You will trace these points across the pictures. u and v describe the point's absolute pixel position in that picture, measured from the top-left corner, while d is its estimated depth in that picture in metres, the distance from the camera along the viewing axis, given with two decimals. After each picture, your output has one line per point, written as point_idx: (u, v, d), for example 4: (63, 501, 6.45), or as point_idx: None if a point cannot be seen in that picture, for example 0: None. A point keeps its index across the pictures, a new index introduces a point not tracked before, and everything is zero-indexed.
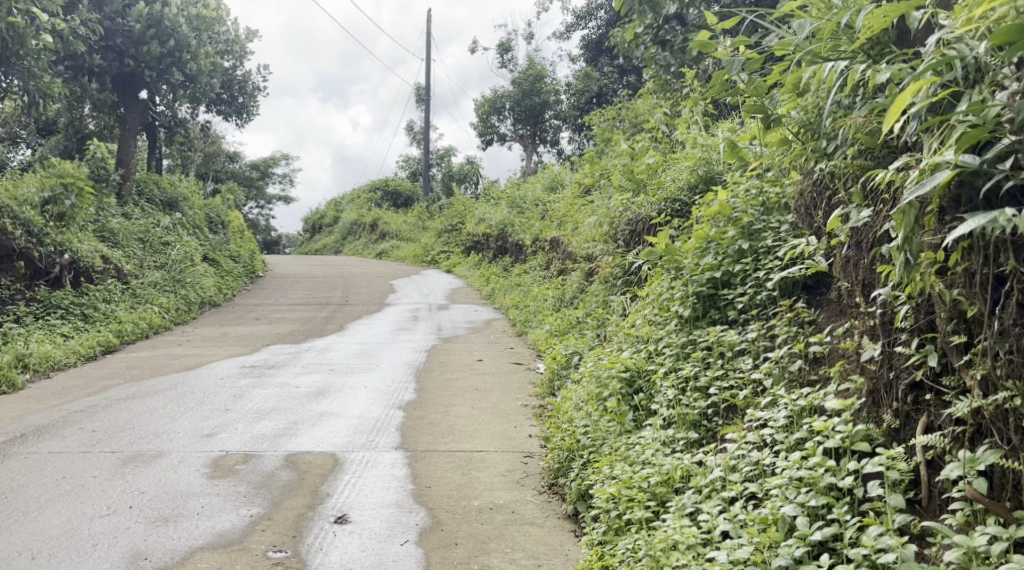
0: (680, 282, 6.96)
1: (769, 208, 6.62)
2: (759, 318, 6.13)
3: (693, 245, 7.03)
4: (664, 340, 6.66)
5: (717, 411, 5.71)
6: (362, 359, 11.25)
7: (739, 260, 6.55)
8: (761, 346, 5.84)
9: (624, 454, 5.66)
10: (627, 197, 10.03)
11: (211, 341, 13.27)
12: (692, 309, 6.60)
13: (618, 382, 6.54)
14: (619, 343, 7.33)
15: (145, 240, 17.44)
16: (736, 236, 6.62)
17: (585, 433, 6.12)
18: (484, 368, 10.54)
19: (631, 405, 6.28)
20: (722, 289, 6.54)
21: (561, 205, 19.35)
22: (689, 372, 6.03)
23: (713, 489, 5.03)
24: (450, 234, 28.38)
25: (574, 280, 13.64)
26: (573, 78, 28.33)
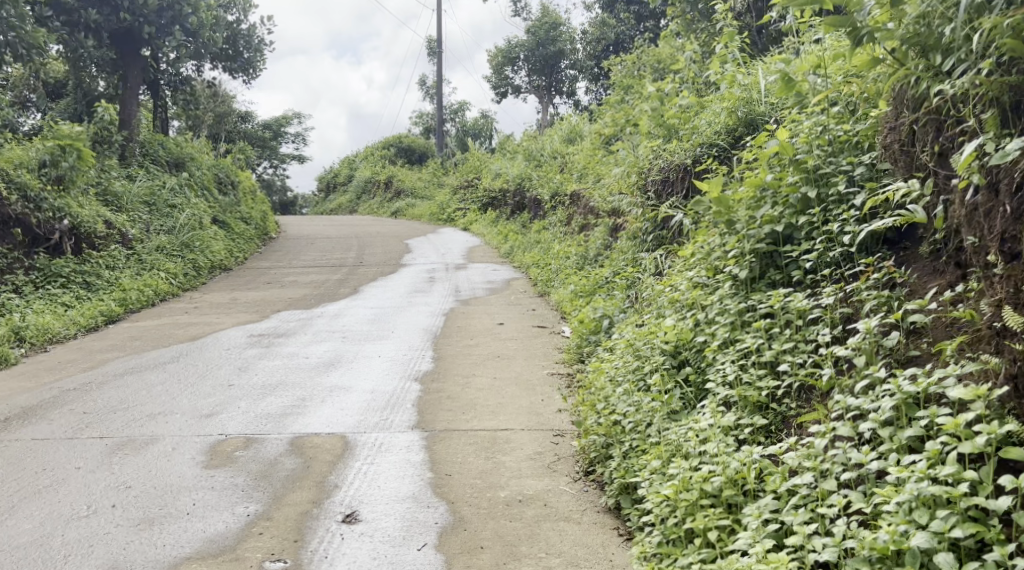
0: (732, 239, 6.28)
1: (838, 148, 5.94)
2: (832, 279, 5.48)
3: (745, 195, 6.33)
4: (712, 306, 6.00)
5: (791, 394, 5.05)
6: (376, 324, 10.62)
7: (803, 212, 5.91)
8: (839, 313, 5.16)
9: (671, 440, 5.00)
10: (657, 144, 9.31)
11: (220, 308, 12.67)
12: (750, 269, 5.94)
13: (661, 354, 5.89)
14: (658, 310, 6.66)
15: (151, 203, 16.81)
16: (798, 185, 5.96)
17: (627, 414, 5.48)
18: (505, 332, 9.88)
19: (676, 382, 5.62)
20: (783, 246, 5.87)
21: (581, 156, 18.58)
22: (751, 344, 5.36)
23: (803, 497, 4.36)
24: (466, 190, 27.64)
25: (598, 236, 12.93)
26: (589, 25, 27.37)
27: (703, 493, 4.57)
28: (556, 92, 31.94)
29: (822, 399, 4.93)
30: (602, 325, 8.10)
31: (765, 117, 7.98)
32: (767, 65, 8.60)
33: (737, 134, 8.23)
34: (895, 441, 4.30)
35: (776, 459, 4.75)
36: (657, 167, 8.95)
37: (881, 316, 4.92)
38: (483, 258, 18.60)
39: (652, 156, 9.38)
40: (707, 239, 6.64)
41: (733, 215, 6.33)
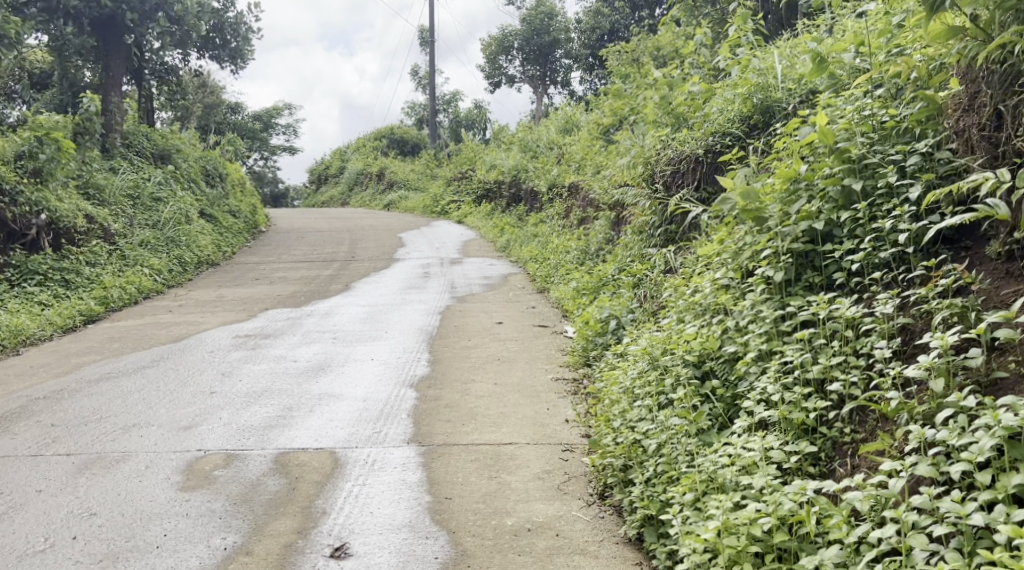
0: (761, 237, 5.84)
1: (884, 135, 5.56)
2: (880, 284, 5.04)
3: (775, 189, 5.91)
4: (739, 312, 5.56)
5: (844, 419, 4.61)
6: (369, 324, 10.15)
7: (846, 207, 5.48)
8: (893, 325, 4.73)
9: (702, 467, 4.58)
10: (665, 134, 8.85)
11: (205, 306, 12.18)
12: (787, 270, 5.45)
13: (681, 365, 5.47)
14: (675, 314, 6.22)
15: (135, 196, 16.31)
16: (841, 176, 5.53)
17: (650, 435, 5.05)
18: (503, 332, 9.41)
19: (700, 398, 5.20)
20: (823, 245, 5.43)
21: (578, 147, 18.09)
22: (796, 358, 4.88)
23: (879, 549, 3.95)
24: (460, 182, 27.14)
25: (600, 230, 12.46)
26: (583, 14, 26.88)
27: (751, 538, 4.16)
28: (551, 82, 31.42)
29: (888, 427, 4.46)
30: (609, 326, 7.64)
31: (783, 104, 7.52)
32: (782, 50, 8.14)
33: (751, 122, 7.78)
34: (997, 488, 3.87)
35: (836, 496, 4.37)
36: (665, 158, 8.49)
37: (958, 331, 4.48)
38: (478, 252, 18.11)
39: (660, 146, 8.92)
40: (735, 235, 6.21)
41: (763, 211, 5.86)
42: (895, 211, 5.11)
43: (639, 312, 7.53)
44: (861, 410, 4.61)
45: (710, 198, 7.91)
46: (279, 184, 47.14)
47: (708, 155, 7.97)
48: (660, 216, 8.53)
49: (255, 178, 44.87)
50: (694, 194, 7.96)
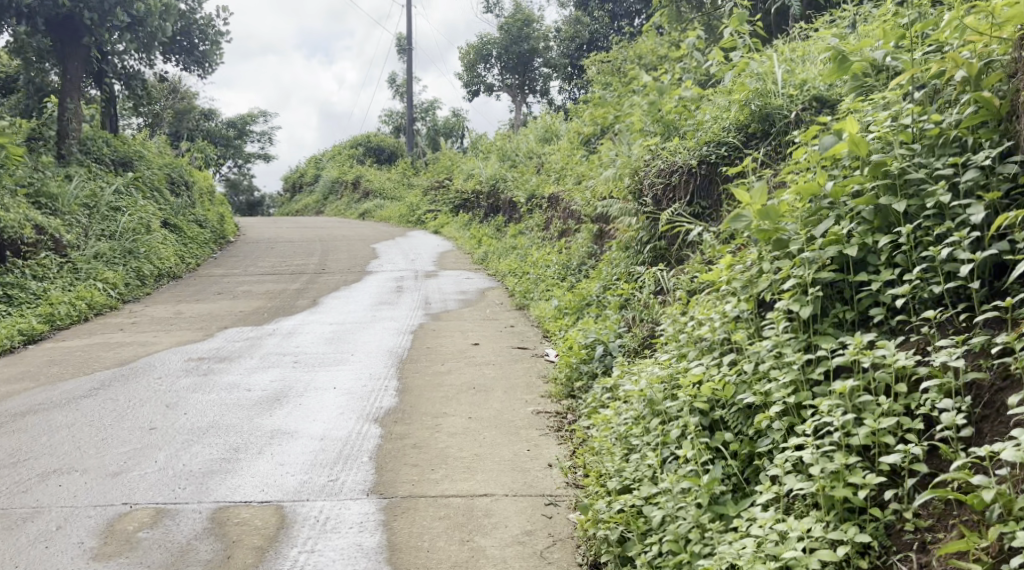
0: (781, 261, 5.28)
1: (927, 145, 4.99)
2: (935, 324, 4.53)
3: (796, 206, 5.36)
4: (757, 352, 4.97)
5: (902, 499, 4.14)
6: (335, 345, 9.42)
7: (881, 229, 4.94)
8: (958, 381, 4.26)
9: (724, 555, 4.09)
10: (655, 143, 8.19)
11: (160, 324, 11.49)
12: (815, 305, 4.88)
13: (689, 413, 4.96)
14: (677, 351, 5.62)
15: (90, 206, 15.80)
16: (877, 195, 4.99)
17: (660, 507, 4.51)
18: (479, 355, 8.71)
19: (717, 463, 4.68)
20: (856, 275, 4.90)
21: (558, 157, 17.47)
22: (839, 421, 4.29)
23: None
24: (436, 191, 26.43)
25: (582, 244, 11.79)
26: (562, 22, 26.29)
27: None
28: (530, 91, 30.80)
29: (966, 517, 3.94)
30: (595, 353, 6.95)
31: (784, 111, 6.84)
32: (782, 54, 7.51)
33: (749, 130, 7.12)
34: None
35: None
36: (654, 168, 7.82)
37: None
38: (454, 265, 17.41)
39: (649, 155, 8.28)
40: (748, 256, 5.57)
41: (784, 231, 5.29)
42: (953, 236, 4.58)
43: (631, 338, 6.86)
44: (923, 486, 4.14)
45: (703, 213, 7.22)
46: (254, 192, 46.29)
47: (702, 166, 7.30)
48: (649, 231, 7.87)
49: (230, 186, 44.03)
50: (686, 207, 7.28)
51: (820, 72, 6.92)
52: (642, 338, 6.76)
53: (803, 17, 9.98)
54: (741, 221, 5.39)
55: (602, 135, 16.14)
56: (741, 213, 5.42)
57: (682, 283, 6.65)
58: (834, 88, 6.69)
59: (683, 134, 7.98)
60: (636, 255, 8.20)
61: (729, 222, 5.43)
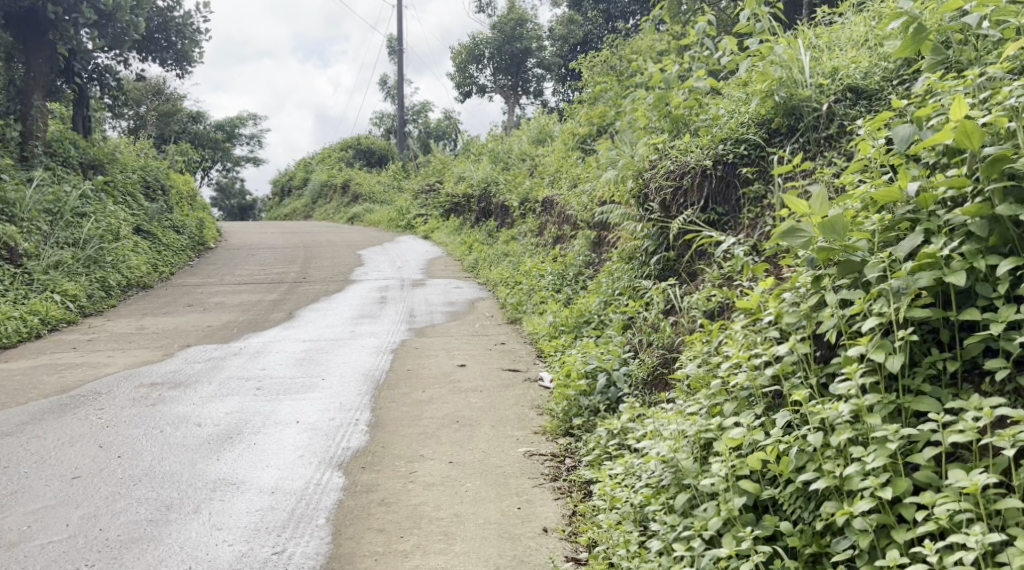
0: (855, 281, 4.67)
1: None
2: None
3: (869, 217, 4.77)
4: (827, 416, 4.32)
5: None
6: (304, 368, 8.46)
7: (994, 248, 4.36)
8: None
9: None
10: (663, 141, 7.24)
11: (117, 341, 10.59)
12: (904, 351, 4.33)
13: (731, 493, 4.35)
14: (707, 405, 4.88)
15: (52, 211, 14.96)
16: (989, 203, 4.38)
17: None
18: (465, 378, 7.78)
19: (774, 566, 4.13)
20: (961, 310, 4.35)
21: (553, 159, 16.56)
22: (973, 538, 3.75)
23: None
24: (427, 195, 25.46)
25: (581, 253, 10.88)
26: (555, 21, 25.38)
27: None
28: (523, 92, 29.92)
29: None
30: (597, 384, 6.02)
31: (815, 103, 5.86)
32: (807, 38, 6.57)
33: (772, 125, 6.15)
34: None
35: None
36: (662, 167, 6.85)
37: None
38: (443, 272, 16.47)
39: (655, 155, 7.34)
40: (799, 282, 4.92)
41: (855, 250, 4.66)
42: None
43: (640, 364, 5.96)
44: None
45: (720, 220, 6.24)
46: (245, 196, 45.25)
47: (719, 165, 6.31)
48: (656, 238, 6.94)
49: (219, 190, 43.12)
50: (699, 213, 6.32)
51: (853, 57, 5.98)
52: (653, 366, 5.86)
53: (822, 4, 9.07)
54: (798, 236, 4.76)
55: (599, 136, 15.22)
56: (795, 228, 4.79)
57: (699, 303, 5.72)
58: (872, 78, 5.73)
59: (694, 131, 7.03)
60: (642, 268, 7.25)
61: (785, 238, 4.77)
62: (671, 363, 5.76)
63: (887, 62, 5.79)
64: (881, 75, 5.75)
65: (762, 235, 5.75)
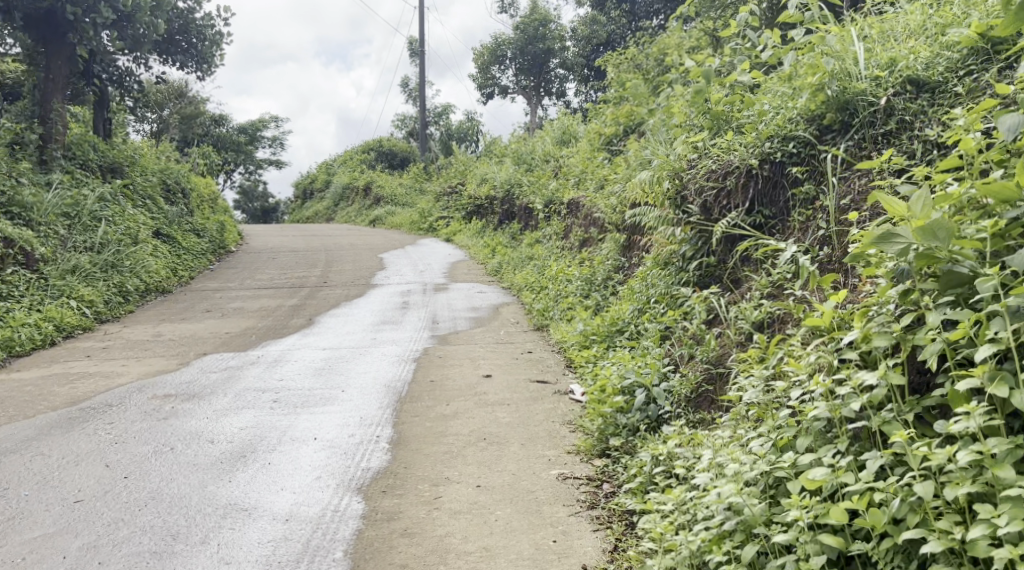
0: (958, 296, 4.34)
1: None
2: None
3: (973, 223, 4.42)
4: (937, 462, 3.97)
5: None
6: (324, 379, 8.11)
7: None
8: None
9: None
10: (703, 139, 6.83)
11: (133, 349, 10.27)
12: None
13: (810, 547, 4.07)
14: (773, 438, 4.56)
15: (70, 215, 14.71)
16: None
17: None
18: (492, 390, 7.40)
19: None
20: None
21: (578, 160, 16.16)
22: None
23: None
24: (449, 197, 25.11)
25: (610, 257, 10.48)
26: (578, 21, 24.97)
27: None
28: (545, 93, 29.53)
29: None
30: (634, 401, 5.64)
31: (872, 98, 5.47)
32: (858, 28, 6.17)
33: (823, 122, 5.74)
34: None
35: None
36: (702, 168, 6.48)
37: None
38: (466, 276, 16.11)
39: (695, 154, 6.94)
40: (889, 299, 4.59)
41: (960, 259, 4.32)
42: None
43: (682, 380, 5.58)
44: None
45: (766, 223, 5.87)
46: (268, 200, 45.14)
47: (766, 165, 5.94)
48: (696, 243, 6.58)
49: (243, 193, 42.99)
50: (745, 216, 5.97)
51: (911, 48, 5.57)
52: (697, 383, 5.48)
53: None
54: (895, 242, 4.42)
55: (626, 137, 14.81)
56: (892, 233, 4.46)
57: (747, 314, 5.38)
58: (935, 69, 5.35)
59: (737, 128, 6.62)
60: (680, 273, 6.85)
61: (880, 242, 4.43)
62: (724, 381, 5.37)
63: (949, 51, 5.39)
64: (944, 65, 5.35)
65: (815, 240, 5.42)
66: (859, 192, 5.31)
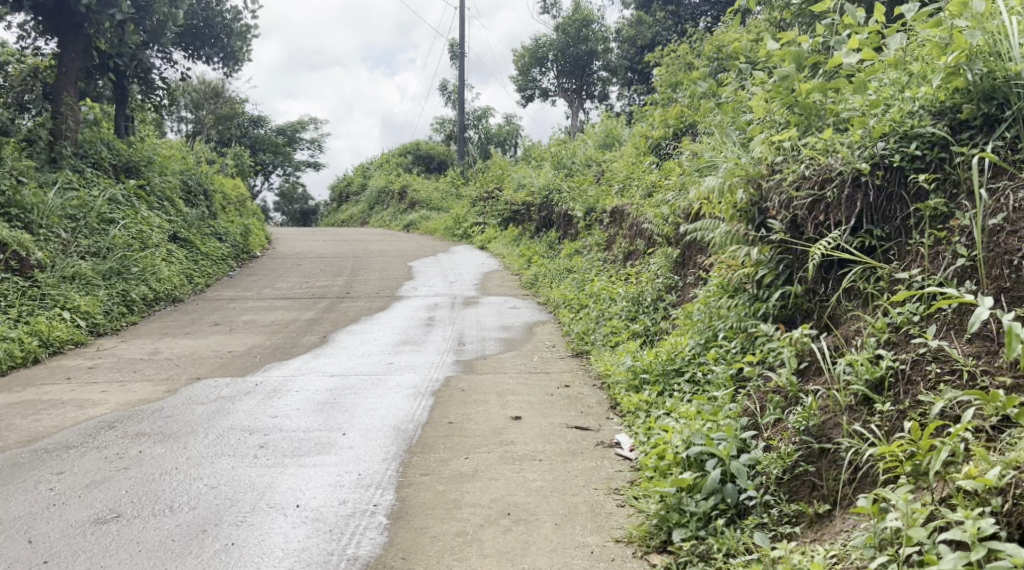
0: None
1: None
2: None
3: None
4: None
5: None
6: (325, 415, 6.94)
7: None
8: None
9: None
10: (790, 137, 5.69)
11: (121, 370, 9.11)
12: None
13: None
14: None
15: (76, 217, 13.65)
16: None
17: None
18: (521, 440, 6.16)
19: None
20: None
21: (622, 165, 14.93)
22: None
23: None
24: (485, 202, 23.87)
25: (660, 276, 9.22)
26: (622, 23, 23.72)
27: None
28: (588, 96, 28.28)
29: None
30: (704, 479, 4.69)
31: None
32: None
33: (959, 115, 4.91)
34: None
35: None
36: (789, 175, 5.49)
37: None
38: (500, 288, 14.86)
39: (782, 155, 5.75)
40: None
41: None
42: None
43: (773, 454, 4.68)
44: None
45: (879, 246, 5.02)
46: (308, 203, 44.27)
47: (880, 171, 5.05)
48: (778, 266, 5.55)
49: (284, 196, 42.13)
50: (851, 237, 5.08)
51: None
52: (793, 461, 4.59)
53: None
54: None
55: (679, 140, 13.57)
56: None
57: (865, 371, 4.58)
58: None
59: (838, 123, 5.56)
60: (755, 304, 5.68)
61: None
62: (835, 462, 4.47)
63: None
64: None
65: (951, 272, 4.61)
66: (1014, 209, 4.48)
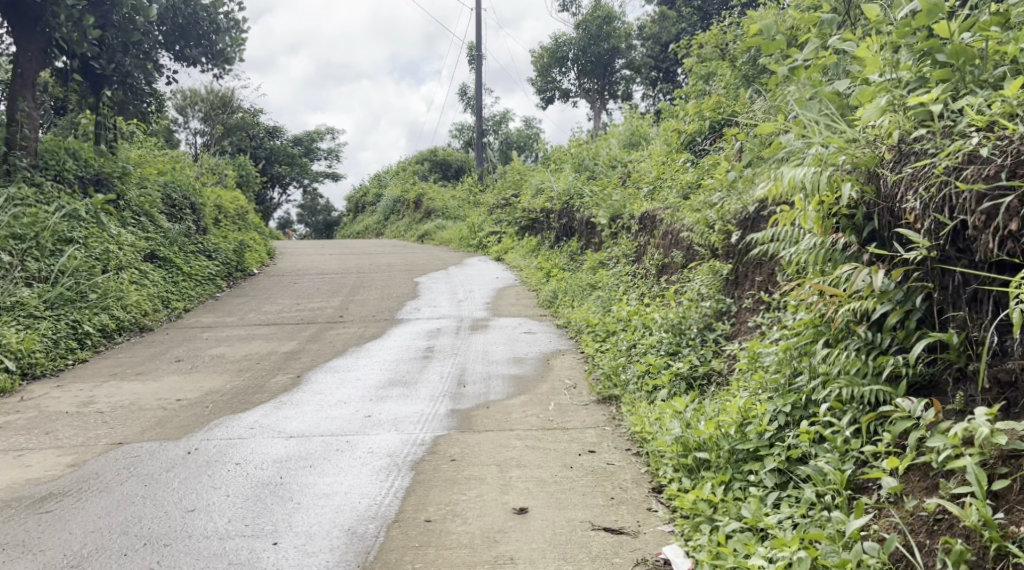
0: None
1: None
2: None
3: None
4: None
5: None
6: (262, 507, 5.11)
7: None
8: None
9: None
10: (940, 98, 4.48)
11: (29, 431, 7.16)
12: None
13: None
14: None
15: (25, 237, 11.82)
16: None
17: None
18: (526, 556, 4.44)
19: None
20: None
21: (652, 165, 13.03)
22: None
23: None
24: (502, 209, 21.94)
25: (706, 298, 7.32)
26: (644, 17, 21.79)
27: None
28: (610, 96, 26.29)
29: None
30: None
31: None
32: None
33: None
34: None
35: None
36: (945, 163, 4.17)
37: None
38: (514, 309, 12.91)
39: (925, 128, 4.46)
40: None
41: None
42: None
43: None
44: None
45: None
46: (331, 213, 42.51)
47: None
48: (905, 300, 4.38)
49: (305, 207, 40.50)
50: None
51: None
52: None
53: None
54: None
55: (718, 135, 11.68)
56: None
57: None
58: None
59: (1018, 72, 4.42)
60: (875, 358, 4.44)
61: None
62: None
63: None
64: None
65: None
66: None
